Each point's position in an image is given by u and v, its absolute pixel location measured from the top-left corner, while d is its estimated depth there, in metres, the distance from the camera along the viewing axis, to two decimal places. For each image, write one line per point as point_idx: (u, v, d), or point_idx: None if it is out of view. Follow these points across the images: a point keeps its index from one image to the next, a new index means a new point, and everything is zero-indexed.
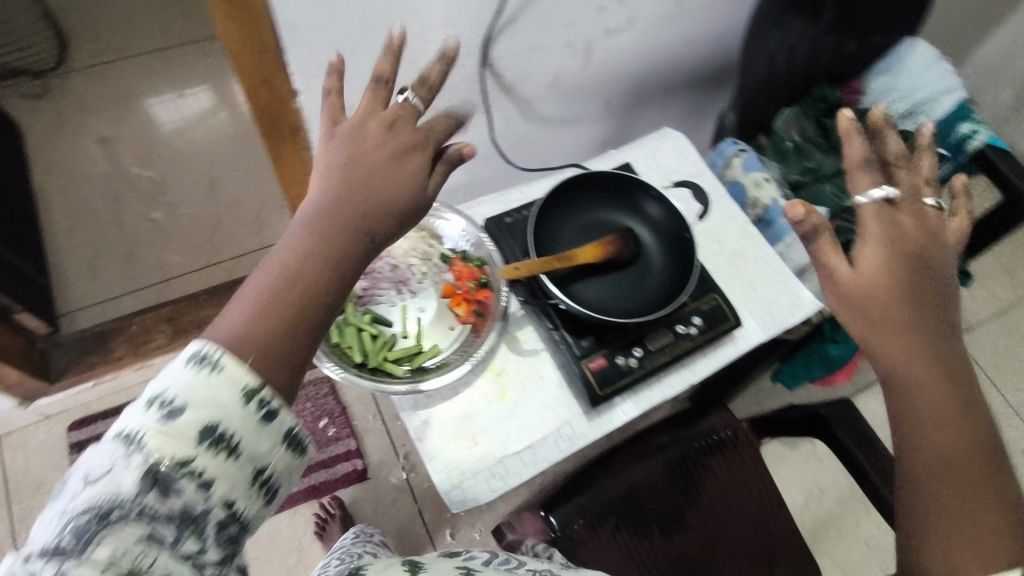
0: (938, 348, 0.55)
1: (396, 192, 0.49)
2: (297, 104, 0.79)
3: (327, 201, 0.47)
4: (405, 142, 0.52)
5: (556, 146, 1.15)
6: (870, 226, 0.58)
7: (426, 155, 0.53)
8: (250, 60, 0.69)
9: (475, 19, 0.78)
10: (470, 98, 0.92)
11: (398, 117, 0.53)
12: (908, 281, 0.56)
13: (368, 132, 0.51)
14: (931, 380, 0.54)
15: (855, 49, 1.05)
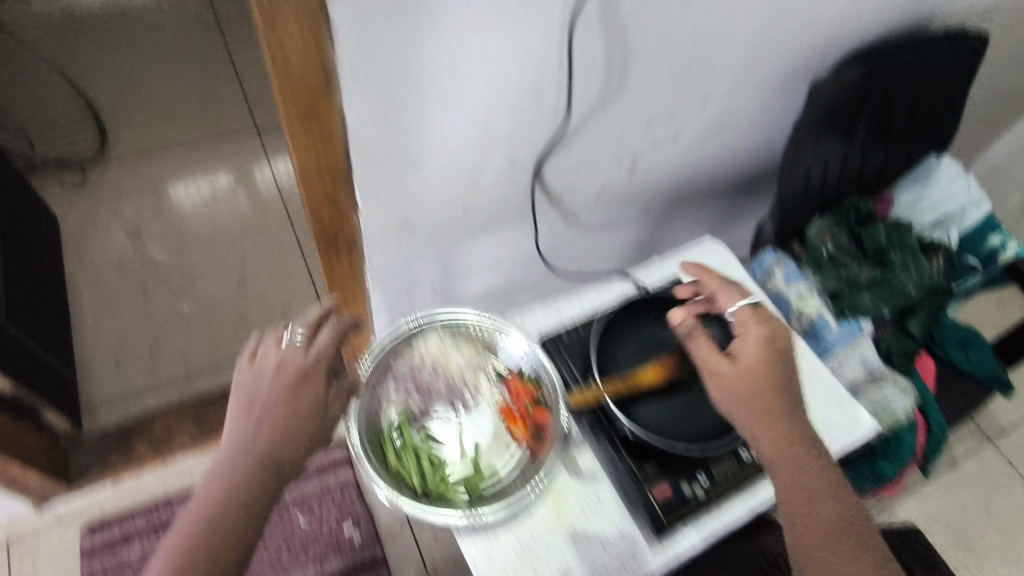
0: (803, 432, 0.66)
1: (299, 422, 0.62)
2: (359, 220, 0.80)
3: (244, 441, 0.60)
4: (296, 375, 0.64)
5: (593, 250, 1.17)
6: (751, 331, 0.71)
7: (318, 382, 0.65)
8: (319, 181, 0.71)
9: (534, 141, 0.81)
10: (519, 210, 0.94)
11: (290, 357, 0.65)
12: (775, 373, 0.68)
13: (265, 377, 0.64)
14: (798, 455, 0.64)
15: (884, 164, 1.09)
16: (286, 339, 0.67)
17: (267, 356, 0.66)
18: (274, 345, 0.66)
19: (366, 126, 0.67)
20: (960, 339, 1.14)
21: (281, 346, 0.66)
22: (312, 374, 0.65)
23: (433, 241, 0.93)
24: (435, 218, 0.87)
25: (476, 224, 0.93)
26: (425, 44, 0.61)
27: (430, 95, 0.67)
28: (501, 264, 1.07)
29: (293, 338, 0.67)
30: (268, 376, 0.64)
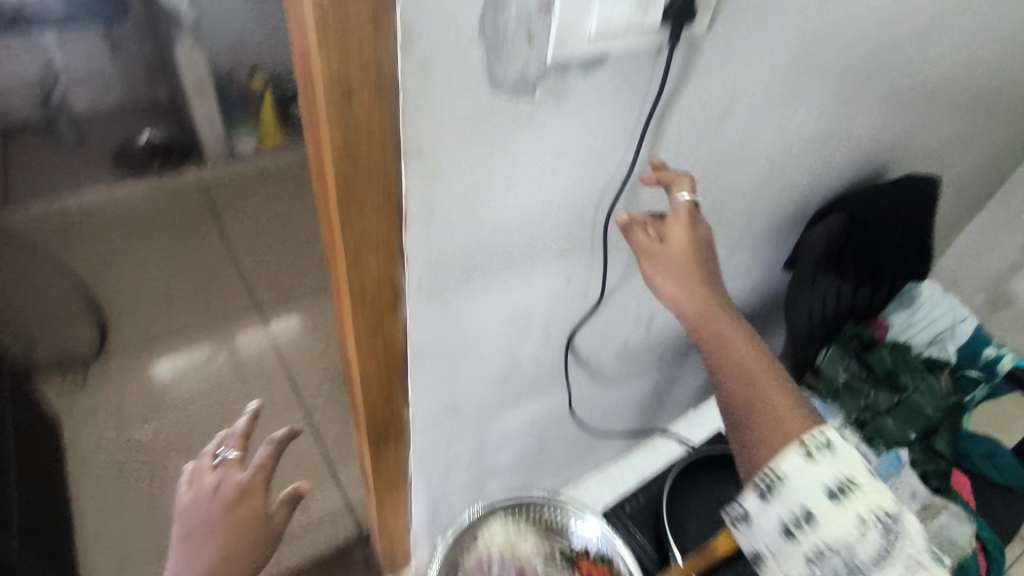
0: (762, 367, 0.61)
1: (244, 534, 0.63)
2: (409, 412, 0.80)
3: (189, 554, 0.61)
4: (238, 490, 0.64)
5: (616, 402, 1.19)
6: (679, 226, 0.64)
7: (258, 498, 0.65)
8: (376, 388, 0.72)
9: (568, 316, 0.86)
10: (552, 377, 0.96)
11: (228, 474, 0.65)
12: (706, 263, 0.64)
13: (203, 500, 0.63)
14: (761, 399, 0.60)
15: (875, 294, 1.18)
16: (214, 455, 0.67)
17: (202, 471, 0.66)
18: (207, 467, 0.66)
19: (425, 327, 0.69)
20: (984, 453, 1.16)
21: (214, 464, 0.66)
22: (250, 490, 0.65)
23: (473, 420, 0.92)
24: (477, 398, 0.88)
25: (514, 397, 0.94)
26: (482, 251, 0.66)
27: (483, 293, 0.71)
28: (533, 430, 1.06)
29: (227, 455, 0.67)
30: (205, 499, 0.63)
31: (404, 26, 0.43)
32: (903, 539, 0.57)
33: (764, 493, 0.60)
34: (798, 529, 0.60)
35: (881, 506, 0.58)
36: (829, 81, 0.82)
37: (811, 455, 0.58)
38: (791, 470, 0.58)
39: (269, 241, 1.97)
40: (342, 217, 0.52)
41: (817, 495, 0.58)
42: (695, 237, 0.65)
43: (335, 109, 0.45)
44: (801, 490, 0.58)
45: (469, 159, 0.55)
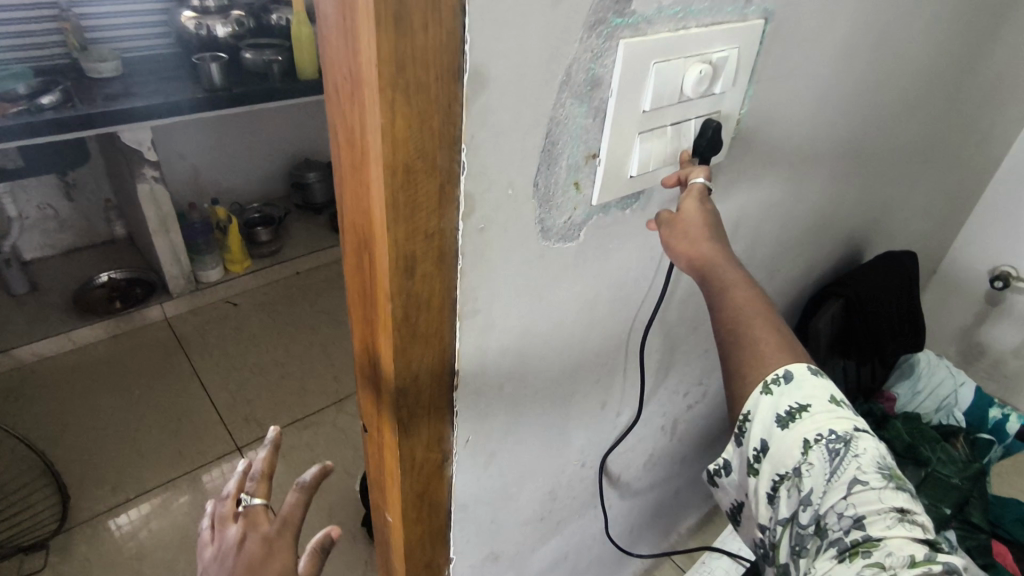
0: (765, 323, 0.56)
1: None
2: (448, 573, 0.72)
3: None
4: (261, 547, 0.50)
5: (641, 511, 1.13)
6: (688, 214, 0.55)
7: (287, 554, 0.50)
8: (418, 559, 0.64)
9: (602, 437, 0.81)
10: (586, 501, 0.90)
11: (251, 527, 0.51)
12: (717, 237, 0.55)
13: (224, 561, 0.49)
14: (754, 353, 0.56)
15: (876, 371, 1.21)
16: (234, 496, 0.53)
17: (223, 516, 0.52)
18: (230, 515, 0.52)
19: (468, 481, 0.64)
20: (1017, 516, 1.15)
21: (237, 512, 0.52)
22: (278, 543, 0.50)
23: (509, 563, 0.84)
24: (514, 539, 0.81)
25: (550, 528, 0.87)
26: (525, 393, 0.63)
27: (524, 433, 0.67)
28: (566, 558, 0.98)
29: (251, 499, 0.53)
30: (227, 557, 0.49)
31: (467, 195, 0.42)
32: (849, 460, 0.51)
33: (738, 437, 0.60)
34: (761, 460, 0.58)
35: (829, 427, 0.53)
36: (820, 173, 0.86)
37: (768, 390, 0.56)
38: (750, 407, 0.57)
39: (242, 373, 1.87)
40: (389, 386, 0.48)
41: (769, 427, 0.56)
42: (710, 217, 0.55)
43: (400, 285, 0.42)
44: (758, 426, 0.57)
45: (517, 308, 0.53)
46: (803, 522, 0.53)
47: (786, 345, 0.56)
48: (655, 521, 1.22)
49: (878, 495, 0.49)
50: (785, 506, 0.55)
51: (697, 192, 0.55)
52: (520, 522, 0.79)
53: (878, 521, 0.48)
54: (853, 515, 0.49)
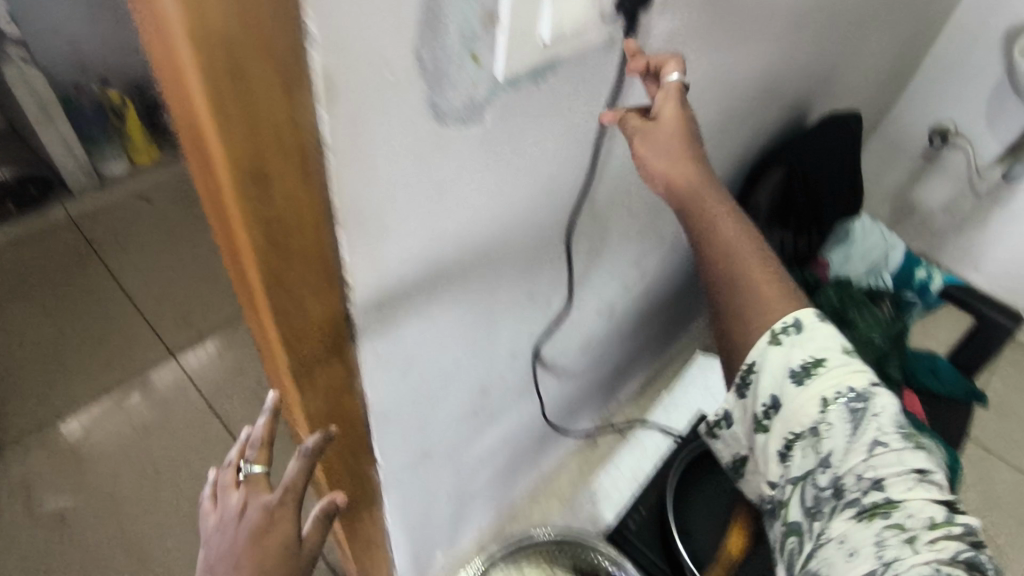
0: (746, 241, 0.62)
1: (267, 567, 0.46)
2: (378, 475, 0.72)
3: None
4: (261, 515, 0.48)
5: (581, 390, 1.15)
6: (666, 108, 0.54)
7: (289, 523, 0.49)
8: (337, 466, 0.62)
9: (534, 330, 0.79)
10: (523, 389, 0.90)
11: (253, 493, 0.50)
12: (694, 148, 0.57)
13: (227, 529, 0.48)
14: (745, 274, 0.62)
15: (817, 239, 1.19)
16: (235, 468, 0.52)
17: (224, 487, 0.51)
18: (230, 484, 0.51)
19: (386, 391, 0.61)
20: (928, 368, 1.22)
21: (240, 480, 0.51)
22: (278, 512, 0.48)
23: (448, 455, 0.85)
24: (450, 434, 0.81)
25: (487, 418, 0.88)
26: (439, 300, 0.58)
27: (444, 340, 0.64)
28: (508, 440, 1.00)
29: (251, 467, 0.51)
30: (228, 526, 0.48)
31: (326, 74, 0.34)
32: (866, 419, 0.56)
33: (741, 390, 0.63)
34: (771, 418, 0.61)
35: (847, 385, 0.57)
36: (764, 34, 0.78)
37: (776, 340, 0.60)
38: (758, 356, 0.61)
39: (165, 272, 1.75)
40: (266, 316, 0.43)
41: (783, 382, 0.59)
42: (687, 121, 0.56)
43: (253, 192, 0.35)
44: (768, 382, 0.60)
45: (412, 207, 0.47)
46: (819, 481, 0.56)
47: (773, 271, 0.63)
48: (596, 396, 1.26)
49: (897, 454, 0.53)
50: (799, 464, 0.58)
51: (672, 92, 0.54)
52: (452, 419, 0.78)
53: (893, 479, 0.52)
54: (871, 474, 0.53)
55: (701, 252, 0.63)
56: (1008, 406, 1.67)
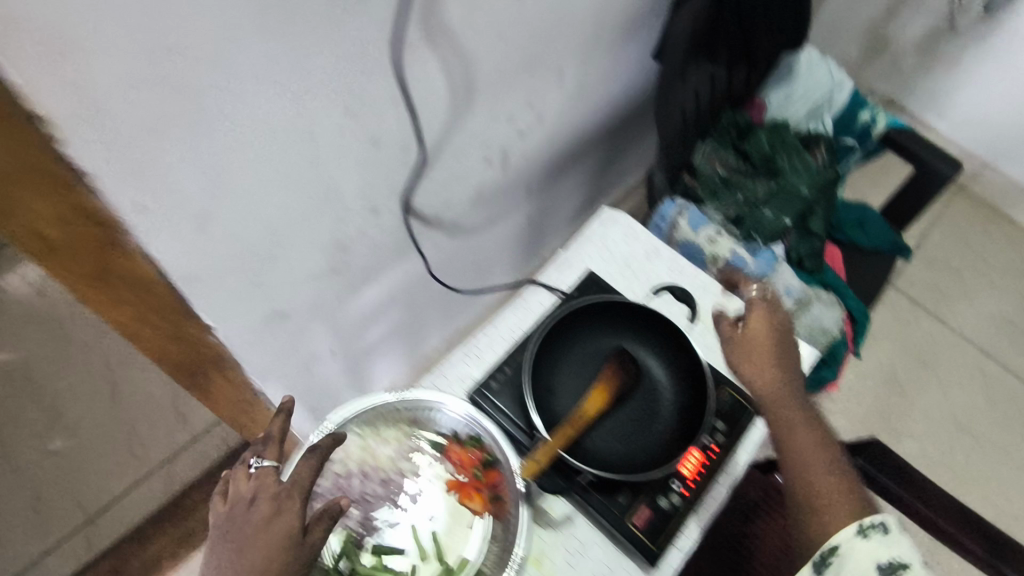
0: (807, 430, 0.70)
1: (265, 557, 0.49)
2: (216, 337, 0.66)
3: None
4: (270, 506, 0.51)
5: (486, 245, 1.08)
6: (754, 311, 0.78)
7: (294, 511, 0.52)
8: (137, 320, 0.58)
9: (392, 179, 0.69)
10: (398, 246, 0.82)
11: (264, 480, 0.53)
12: (781, 349, 0.76)
13: (239, 513, 0.51)
14: (798, 453, 0.68)
15: (754, 76, 1.05)
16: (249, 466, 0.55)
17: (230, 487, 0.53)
18: (241, 475, 0.53)
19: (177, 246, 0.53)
20: (854, 220, 1.17)
21: (249, 474, 0.54)
22: (281, 500, 0.52)
23: (311, 313, 0.79)
24: (307, 293, 0.74)
25: (357, 276, 0.81)
26: (212, 136, 0.48)
27: (248, 189, 0.54)
28: (396, 298, 0.95)
29: (264, 463, 0.55)
30: (240, 513, 0.51)
31: None
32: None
33: (818, 568, 0.63)
34: None
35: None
36: None
37: (865, 534, 0.62)
38: (843, 542, 0.62)
39: None
40: None
41: (870, 569, 0.60)
42: (775, 316, 0.78)
43: None
44: (860, 564, 0.61)
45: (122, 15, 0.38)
46: None
47: (826, 443, 0.70)
48: (507, 251, 1.19)
49: None
50: None
51: (759, 301, 0.79)
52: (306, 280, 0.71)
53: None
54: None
55: (778, 446, 0.70)
56: (939, 255, 1.67)
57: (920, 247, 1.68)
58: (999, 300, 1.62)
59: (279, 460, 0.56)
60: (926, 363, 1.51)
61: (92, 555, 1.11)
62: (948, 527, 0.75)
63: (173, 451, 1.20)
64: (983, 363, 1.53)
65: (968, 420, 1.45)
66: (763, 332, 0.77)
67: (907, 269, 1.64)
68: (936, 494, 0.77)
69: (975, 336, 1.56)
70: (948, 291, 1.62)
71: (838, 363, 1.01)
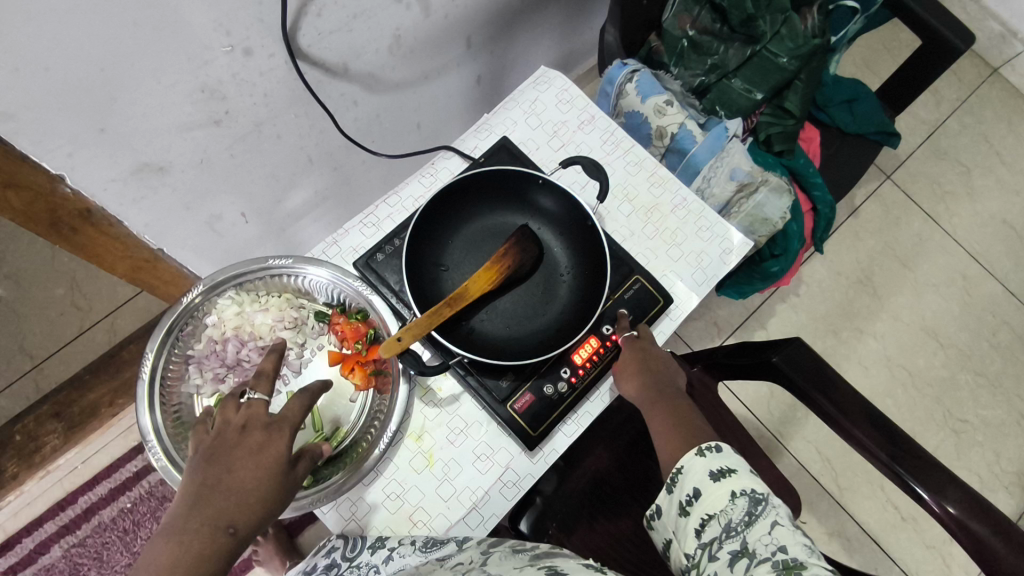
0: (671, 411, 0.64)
1: (256, 484, 0.44)
2: (70, 189, 0.61)
3: (195, 521, 0.41)
4: (261, 439, 0.45)
5: (422, 105, 0.96)
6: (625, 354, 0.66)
7: (284, 443, 0.46)
8: None
9: (259, 11, 0.57)
10: (294, 99, 0.72)
11: (254, 409, 0.47)
12: (650, 371, 0.65)
13: (228, 442, 0.45)
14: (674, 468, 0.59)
15: None
16: (240, 400, 0.49)
17: (217, 417, 0.47)
18: (231, 404, 0.47)
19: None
20: (845, 97, 1.03)
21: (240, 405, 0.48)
22: (274, 430, 0.46)
23: (198, 175, 0.71)
24: (183, 148, 0.66)
25: (250, 133, 0.71)
26: None
27: (29, 6, 0.44)
28: (314, 162, 0.86)
29: (255, 396, 0.49)
30: (230, 438, 0.45)
31: None
32: (770, 507, 0.53)
33: (669, 489, 0.58)
34: (689, 506, 0.56)
35: (754, 485, 0.55)
36: None
37: (702, 453, 0.58)
38: (684, 463, 0.58)
39: None
40: None
41: (703, 478, 0.56)
42: (638, 343, 0.67)
43: None
44: (693, 476, 0.57)
45: None
46: (724, 554, 0.52)
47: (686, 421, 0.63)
48: (454, 114, 1.07)
49: (798, 538, 0.51)
50: (712, 547, 0.53)
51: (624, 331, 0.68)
52: (171, 131, 0.62)
53: (785, 554, 0.50)
54: (766, 555, 0.50)
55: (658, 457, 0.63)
56: (949, 147, 1.52)
57: (931, 137, 1.52)
58: (1003, 202, 1.50)
59: (271, 396, 0.50)
60: (906, 264, 1.43)
61: (41, 397, 1.15)
62: (853, 431, 0.72)
63: (118, 306, 1.21)
64: (967, 268, 1.44)
65: (936, 325, 1.40)
66: (626, 357, 0.66)
67: (911, 160, 1.50)
68: (851, 398, 0.73)
69: (966, 239, 1.46)
70: (949, 189, 1.49)
71: (787, 257, 0.97)
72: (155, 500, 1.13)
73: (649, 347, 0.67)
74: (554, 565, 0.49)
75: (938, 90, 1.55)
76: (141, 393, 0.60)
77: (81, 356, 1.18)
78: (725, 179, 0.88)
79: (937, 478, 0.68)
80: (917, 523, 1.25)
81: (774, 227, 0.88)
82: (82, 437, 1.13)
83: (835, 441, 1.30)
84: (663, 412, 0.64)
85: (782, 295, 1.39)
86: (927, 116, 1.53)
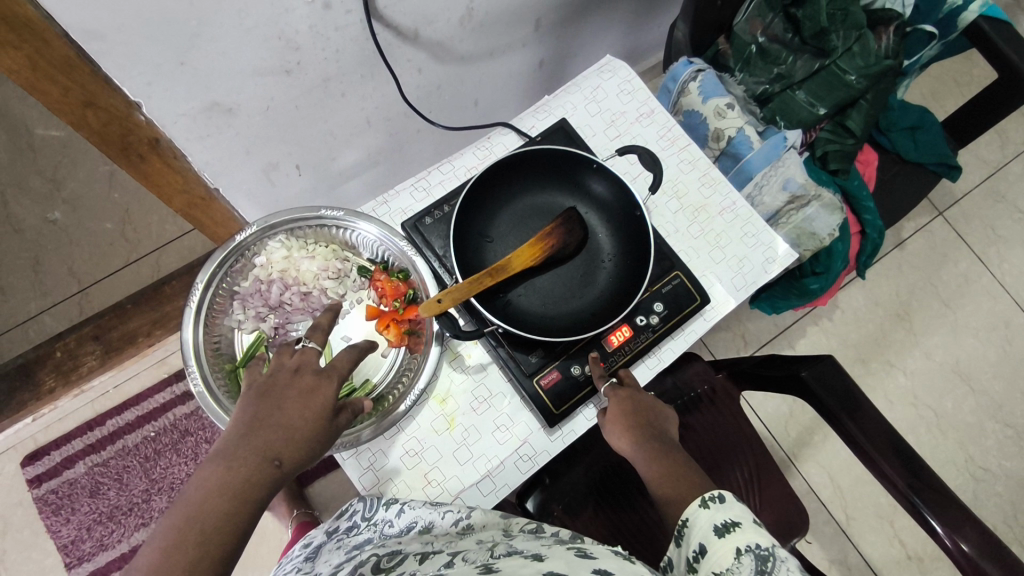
0: (668, 462, 0.60)
1: (302, 423, 0.45)
2: (144, 116, 0.64)
3: (245, 448, 0.42)
4: (311, 385, 0.47)
5: (483, 82, 0.97)
6: (615, 403, 0.64)
7: (331, 391, 0.48)
8: (52, 82, 0.56)
9: None
10: (364, 58, 0.73)
11: (308, 356, 0.49)
12: (639, 425, 0.63)
13: (282, 382, 0.47)
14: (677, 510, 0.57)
15: None
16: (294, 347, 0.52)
17: (271, 362, 0.49)
18: (286, 350, 0.50)
19: None
20: (909, 124, 0.99)
21: (293, 351, 0.50)
22: (324, 379, 0.48)
23: (262, 120, 0.73)
24: (254, 92, 0.68)
25: (316, 87, 0.73)
26: None
27: None
28: (372, 124, 0.88)
29: (309, 345, 0.51)
30: (285, 378, 0.47)
31: None
32: (778, 563, 0.49)
33: (677, 540, 0.55)
34: (697, 564, 0.52)
35: (759, 539, 0.50)
36: None
37: (705, 504, 0.54)
38: (689, 515, 0.54)
39: None
40: None
41: (707, 533, 0.52)
42: (618, 391, 0.65)
43: None
44: (698, 530, 0.53)
45: None
46: None
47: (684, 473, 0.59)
48: (512, 95, 1.08)
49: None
50: None
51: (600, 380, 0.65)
52: (244, 74, 0.64)
53: None
54: None
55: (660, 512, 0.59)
56: (1009, 193, 1.48)
57: (991, 179, 1.48)
58: None
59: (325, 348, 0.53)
60: (947, 304, 1.40)
61: (82, 320, 1.20)
62: (873, 453, 0.71)
63: (165, 243, 1.26)
64: (1011, 316, 1.40)
65: (970, 370, 1.37)
66: (615, 409, 0.64)
67: (968, 199, 1.46)
68: (874, 420, 0.72)
69: (1013, 286, 1.42)
70: (1003, 233, 1.45)
71: (828, 276, 0.96)
72: (177, 432, 1.17)
73: (635, 393, 0.65)
74: (583, 548, 0.50)
75: (1004, 130, 1.51)
76: (188, 315, 0.62)
77: (125, 287, 1.23)
78: (777, 190, 0.87)
79: (952, 515, 0.67)
80: (921, 563, 1.23)
81: (821, 242, 0.87)
82: (118, 361, 1.18)
83: (849, 470, 1.28)
84: (660, 465, 0.60)
85: (816, 317, 1.37)
86: (990, 156, 1.49)
